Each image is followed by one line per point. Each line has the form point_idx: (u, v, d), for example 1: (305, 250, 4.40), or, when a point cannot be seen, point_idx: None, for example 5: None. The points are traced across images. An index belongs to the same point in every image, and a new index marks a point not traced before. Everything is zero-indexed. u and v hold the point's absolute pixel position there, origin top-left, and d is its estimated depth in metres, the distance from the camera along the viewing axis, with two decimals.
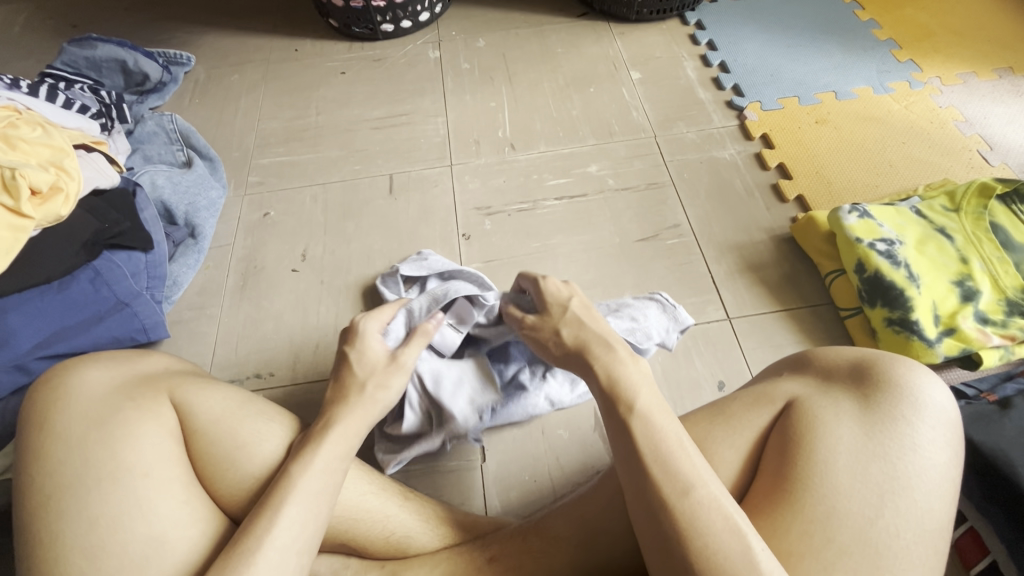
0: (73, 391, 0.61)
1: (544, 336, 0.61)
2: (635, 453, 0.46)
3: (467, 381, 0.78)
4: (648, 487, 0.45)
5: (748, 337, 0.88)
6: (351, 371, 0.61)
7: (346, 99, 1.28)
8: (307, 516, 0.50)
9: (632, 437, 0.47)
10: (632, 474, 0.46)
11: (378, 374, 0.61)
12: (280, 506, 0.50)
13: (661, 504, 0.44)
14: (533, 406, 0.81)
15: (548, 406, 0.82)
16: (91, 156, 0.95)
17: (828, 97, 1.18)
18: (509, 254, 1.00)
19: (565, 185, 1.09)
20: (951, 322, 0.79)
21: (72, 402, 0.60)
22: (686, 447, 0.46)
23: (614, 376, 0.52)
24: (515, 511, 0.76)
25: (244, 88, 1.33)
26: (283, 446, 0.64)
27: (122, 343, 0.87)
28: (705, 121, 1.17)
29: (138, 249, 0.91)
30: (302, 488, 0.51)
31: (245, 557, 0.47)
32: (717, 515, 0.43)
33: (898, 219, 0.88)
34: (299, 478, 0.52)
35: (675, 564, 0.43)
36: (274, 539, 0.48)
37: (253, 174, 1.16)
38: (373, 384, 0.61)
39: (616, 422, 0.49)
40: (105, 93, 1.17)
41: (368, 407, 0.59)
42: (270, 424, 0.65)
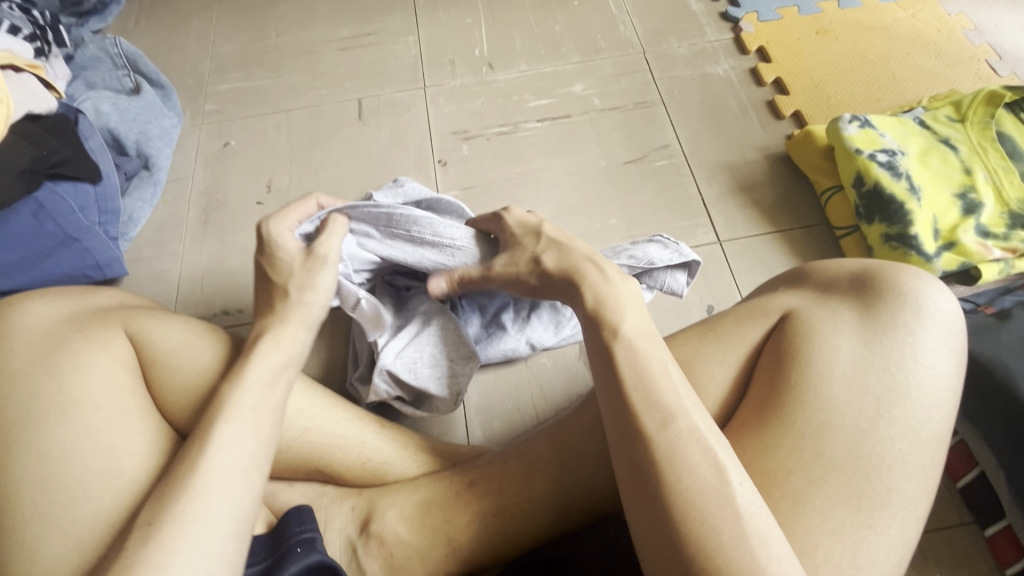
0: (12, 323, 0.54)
1: (517, 271, 0.59)
2: (614, 379, 0.43)
3: (430, 334, 0.71)
4: (626, 416, 0.41)
5: (739, 259, 0.85)
6: (271, 280, 0.57)
7: (308, 19, 1.17)
8: (249, 433, 0.46)
9: (614, 363, 0.43)
10: (611, 404, 0.43)
11: (298, 276, 0.57)
12: (215, 426, 0.45)
13: (637, 435, 0.41)
14: (513, 348, 0.76)
15: (529, 349, 0.77)
16: (21, 78, 0.85)
17: (830, 6, 1.09)
18: (488, 180, 0.94)
19: (547, 106, 1.01)
20: (951, 236, 0.75)
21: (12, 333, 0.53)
22: (670, 374, 0.42)
23: (601, 298, 0.48)
24: (498, 441, 0.75)
25: (195, 9, 1.21)
26: None
27: (76, 280, 0.82)
28: (698, 35, 1.08)
29: (85, 180, 0.84)
30: (237, 405, 0.46)
31: (182, 484, 0.42)
32: (696, 447, 0.39)
33: (900, 131, 0.83)
34: (232, 398, 0.47)
35: (648, 496, 0.40)
36: (211, 461, 0.43)
37: (210, 102, 1.07)
38: (296, 287, 0.56)
39: (600, 347, 0.45)
40: (39, 13, 1.02)
41: (299, 312, 0.55)
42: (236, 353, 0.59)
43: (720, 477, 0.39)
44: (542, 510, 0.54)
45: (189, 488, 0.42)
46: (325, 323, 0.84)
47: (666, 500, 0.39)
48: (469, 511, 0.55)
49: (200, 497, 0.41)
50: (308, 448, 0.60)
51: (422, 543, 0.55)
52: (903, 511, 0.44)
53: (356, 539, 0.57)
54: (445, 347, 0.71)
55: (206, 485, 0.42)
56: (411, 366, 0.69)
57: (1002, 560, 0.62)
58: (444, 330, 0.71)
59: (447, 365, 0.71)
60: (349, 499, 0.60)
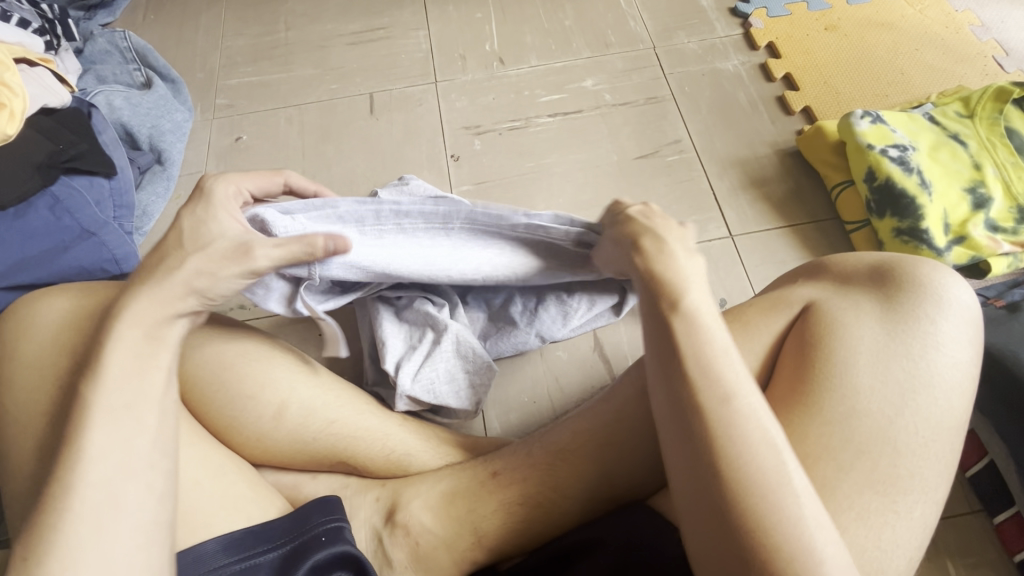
0: (35, 318, 0.54)
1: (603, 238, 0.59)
2: (674, 352, 0.43)
3: (444, 353, 0.71)
4: (683, 390, 0.42)
5: (751, 254, 0.86)
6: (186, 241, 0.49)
7: (318, 13, 1.17)
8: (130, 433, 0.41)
9: (674, 335, 0.44)
10: (669, 377, 0.43)
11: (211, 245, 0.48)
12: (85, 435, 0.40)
13: (694, 408, 0.41)
14: (523, 342, 0.77)
15: (538, 342, 0.77)
16: (36, 71, 0.85)
17: (839, 2, 1.10)
18: (500, 175, 0.95)
19: (558, 101, 1.02)
20: (962, 230, 0.76)
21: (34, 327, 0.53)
22: (729, 352, 0.43)
23: (654, 267, 0.49)
24: (516, 432, 0.76)
25: (203, 3, 1.20)
26: (281, 364, 0.61)
27: (93, 276, 0.80)
28: (708, 30, 1.09)
29: (100, 175, 0.84)
30: (106, 405, 0.41)
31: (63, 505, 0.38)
32: (752, 426, 0.40)
33: (910, 126, 0.84)
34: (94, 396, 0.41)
35: (700, 473, 0.40)
36: (88, 476, 0.38)
37: (221, 96, 1.07)
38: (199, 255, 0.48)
39: (657, 318, 0.45)
40: (47, 6, 1.01)
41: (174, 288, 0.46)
42: (258, 344, 0.61)
43: (774, 458, 0.40)
44: (572, 495, 0.55)
45: (75, 503, 0.38)
46: (341, 317, 0.84)
47: (721, 475, 0.40)
48: (495, 500, 0.57)
49: (84, 515, 0.37)
50: (334, 439, 0.62)
51: (450, 531, 0.57)
52: (922, 493, 0.46)
53: (382, 528, 0.59)
54: (462, 364, 0.72)
55: (98, 496, 0.38)
56: (430, 387, 0.70)
57: (1009, 549, 0.64)
58: (459, 350, 0.72)
59: (464, 379, 0.72)
60: (374, 489, 0.62)
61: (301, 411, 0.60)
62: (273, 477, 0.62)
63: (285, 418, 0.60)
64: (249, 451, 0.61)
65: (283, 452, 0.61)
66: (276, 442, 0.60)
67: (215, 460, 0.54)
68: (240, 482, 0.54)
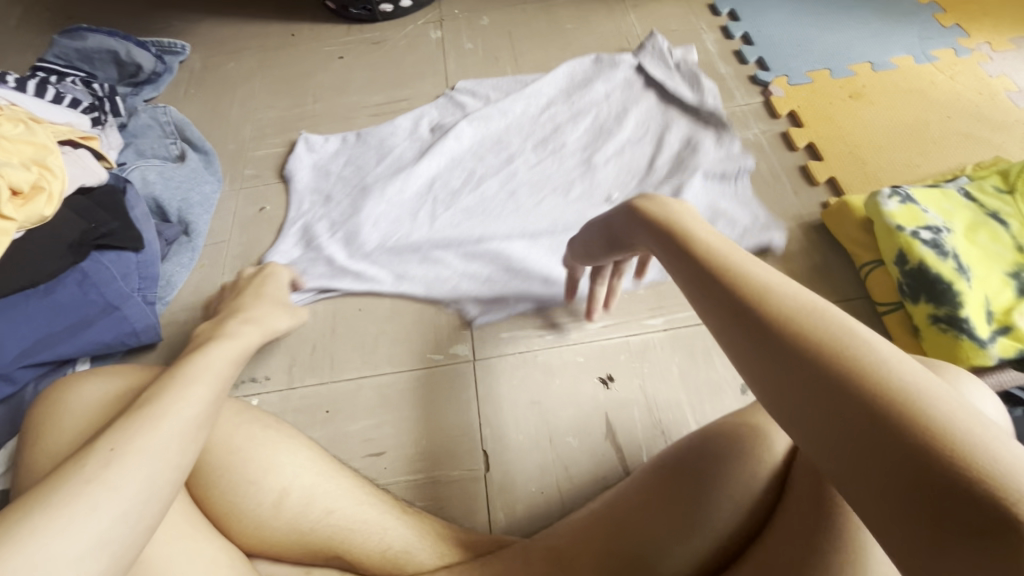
0: (70, 403, 0.58)
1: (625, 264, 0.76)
2: (829, 388, 0.30)
3: (665, 176, 0.98)
4: (826, 370, 0.31)
5: None
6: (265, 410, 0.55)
7: (344, 86, 1.22)
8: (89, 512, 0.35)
9: (791, 347, 0.33)
10: (800, 420, 0.31)
11: (558, 222, 0.96)
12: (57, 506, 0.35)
13: (882, 414, 0.28)
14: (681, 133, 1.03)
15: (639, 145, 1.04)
16: (78, 152, 0.91)
17: (863, 69, 1.08)
18: (519, 245, 0.94)
19: (575, 179, 1.01)
20: (1006, 319, 0.71)
21: (68, 415, 0.57)
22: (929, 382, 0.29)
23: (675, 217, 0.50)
24: (522, 527, 0.71)
25: (241, 78, 1.27)
26: (303, 461, 0.61)
27: (113, 349, 0.82)
28: (727, 99, 1.08)
29: (128, 249, 0.87)
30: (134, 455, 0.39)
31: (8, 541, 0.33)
32: (936, 396, 0.28)
33: (944, 204, 0.80)
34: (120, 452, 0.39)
35: (895, 467, 0.27)
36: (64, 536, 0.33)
37: (249, 166, 1.11)
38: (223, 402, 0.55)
39: (815, 409, 0.31)
40: (99, 86, 1.12)
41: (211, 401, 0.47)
42: (277, 447, 0.60)
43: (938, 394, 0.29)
44: None
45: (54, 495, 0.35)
46: (352, 391, 0.83)
47: (905, 427, 0.27)
48: None
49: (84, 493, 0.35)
50: (332, 532, 0.60)
51: None
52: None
53: None
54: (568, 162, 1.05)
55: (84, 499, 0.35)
56: (654, 142, 1.03)
57: None
58: (613, 172, 1.01)
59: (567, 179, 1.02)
60: None
61: (301, 498, 0.60)
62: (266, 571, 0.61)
63: (282, 510, 0.59)
64: (247, 542, 0.60)
65: (280, 543, 0.60)
66: (274, 531, 0.59)
67: (209, 558, 0.54)
68: None
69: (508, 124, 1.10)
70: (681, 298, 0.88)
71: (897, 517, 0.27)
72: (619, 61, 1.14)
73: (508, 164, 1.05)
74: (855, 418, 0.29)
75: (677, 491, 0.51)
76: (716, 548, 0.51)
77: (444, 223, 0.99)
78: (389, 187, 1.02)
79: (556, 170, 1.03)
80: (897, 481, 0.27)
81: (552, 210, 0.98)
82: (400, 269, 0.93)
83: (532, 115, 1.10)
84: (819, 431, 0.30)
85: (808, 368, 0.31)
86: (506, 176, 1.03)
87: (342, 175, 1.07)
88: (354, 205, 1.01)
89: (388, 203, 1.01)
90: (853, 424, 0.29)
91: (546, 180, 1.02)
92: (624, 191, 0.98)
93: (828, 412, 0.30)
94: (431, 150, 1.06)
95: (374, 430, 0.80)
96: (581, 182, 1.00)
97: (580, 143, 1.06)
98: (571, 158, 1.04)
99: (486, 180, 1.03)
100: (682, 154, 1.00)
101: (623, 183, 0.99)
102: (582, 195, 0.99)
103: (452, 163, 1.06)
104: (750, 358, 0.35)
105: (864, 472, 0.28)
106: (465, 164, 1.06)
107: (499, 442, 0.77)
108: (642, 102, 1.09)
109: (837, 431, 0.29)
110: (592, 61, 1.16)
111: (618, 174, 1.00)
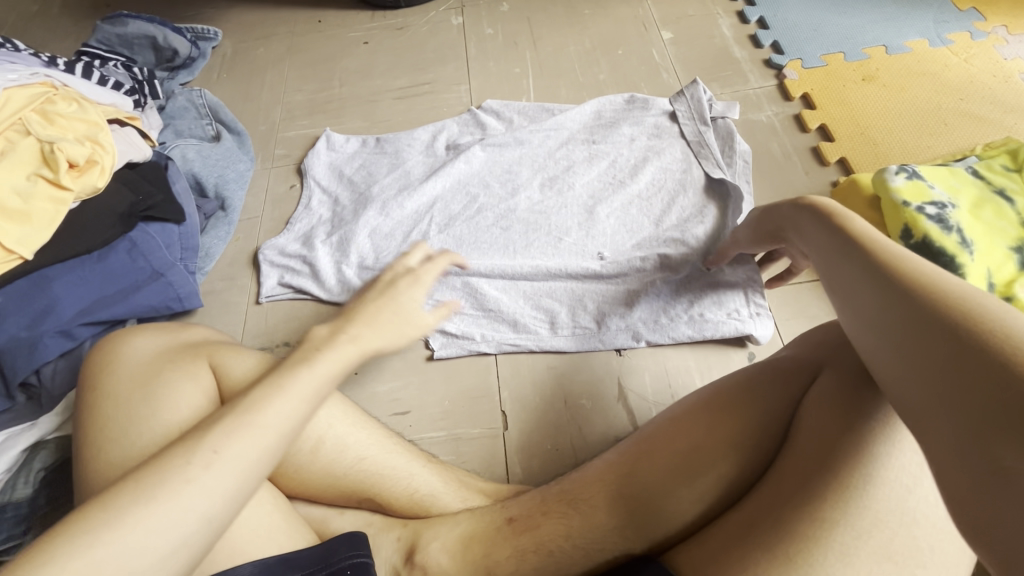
0: (126, 356, 0.64)
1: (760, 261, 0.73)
2: (913, 323, 0.37)
3: (670, 197, 0.96)
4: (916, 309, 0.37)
5: (781, 307, 0.86)
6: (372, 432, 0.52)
7: (368, 70, 1.27)
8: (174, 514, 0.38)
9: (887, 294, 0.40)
10: (891, 352, 0.38)
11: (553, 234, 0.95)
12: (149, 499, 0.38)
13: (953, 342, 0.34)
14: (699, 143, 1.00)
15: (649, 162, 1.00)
16: (125, 130, 0.97)
17: (877, 52, 1.10)
18: (537, 217, 0.97)
19: (592, 170, 1.01)
20: (1007, 291, 0.74)
21: (125, 364, 0.63)
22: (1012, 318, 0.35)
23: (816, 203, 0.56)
24: (538, 481, 0.76)
25: (270, 63, 1.32)
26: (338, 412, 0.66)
27: (159, 313, 0.88)
28: (741, 82, 1.10)
29: (171, 221, 0.93)
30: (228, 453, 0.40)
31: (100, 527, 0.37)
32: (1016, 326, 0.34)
33: (950, 181, 0.82)
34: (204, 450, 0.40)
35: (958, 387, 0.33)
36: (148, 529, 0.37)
37: (279, 146, 1.17)
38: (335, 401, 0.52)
39: (902, 336, 0.38)
40: (138, 70, 1.18)
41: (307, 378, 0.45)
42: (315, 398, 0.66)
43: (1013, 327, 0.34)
44: (595, 543, 0.56)
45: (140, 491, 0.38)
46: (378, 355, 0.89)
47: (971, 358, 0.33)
48: (509, 546, 0.59)
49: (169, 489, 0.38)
50: (364, 476, 0.65)
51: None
52: (943, 563, 0.45)
53: (401, 568, 0.62)
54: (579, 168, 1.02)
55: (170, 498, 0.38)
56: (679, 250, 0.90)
57: None
58: (616, 198, 0.97)
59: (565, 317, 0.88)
60: (395, 529, 0.65)
61: (335, 444, 0.65)
62: (304, 509, 0.67)
63: (319, 454, 0.64)
64: (286, 483, 0.65)
65: (316, 485, 0.65)
66: (311, 476, 0.64)
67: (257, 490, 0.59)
68: (275, 514, 0.60)
69: (522, 155, 1.05)
70: (649, 321, 0.85)
71: (958, 418, 0.33)
72: (652, 104, 1.06)
73: (519, 170, 1.03)
74: (927, 341, 0.36)
75: (683, 440, 0.55)
76: (722, 493, 0.54)
77: (439, 232, 0.98)
78: (392, 202, 1.01)
79: (557, 182, 1.00)
80: (956, 385, 0.33)
81: (549, 249, 0.93)
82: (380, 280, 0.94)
83: (550, 149, 1.05)
84: (904, 354, 0.37)
85: (900, 304, 0.38)
86: (504, 212, 0.99)
87: (353, 179, 1.08)
88: (354, 213, 1.02)
89: (387, 218, 1.00)
90: (923, 344, 0.36)
91: (546, 207, 0.98)
92: (620, 232, 0.94)
93: (907, 344, 0.37)
94: (440, 171, 1.04)
95: (399, 391, 0.85)
96: (580, 199, 0.98)
97: (590, 154, 1.03)
98: (578, 170, 1.01)
99: (493, 186, 1.01)
100: (688, 222, 0.93)
101: (626, 203, 0.97)
102: (581, 216, 0.96)
103: (457, 186, 1.03)
104: (854, 302, 0.43)
105: (935, 390, 0.34)
106: (465, 172, 1.04)
107: (517, 404, 0.82)
108: (668, 150, 1.01)
109: (912, 353, 0.37)
110: (626, 99, 1.08)
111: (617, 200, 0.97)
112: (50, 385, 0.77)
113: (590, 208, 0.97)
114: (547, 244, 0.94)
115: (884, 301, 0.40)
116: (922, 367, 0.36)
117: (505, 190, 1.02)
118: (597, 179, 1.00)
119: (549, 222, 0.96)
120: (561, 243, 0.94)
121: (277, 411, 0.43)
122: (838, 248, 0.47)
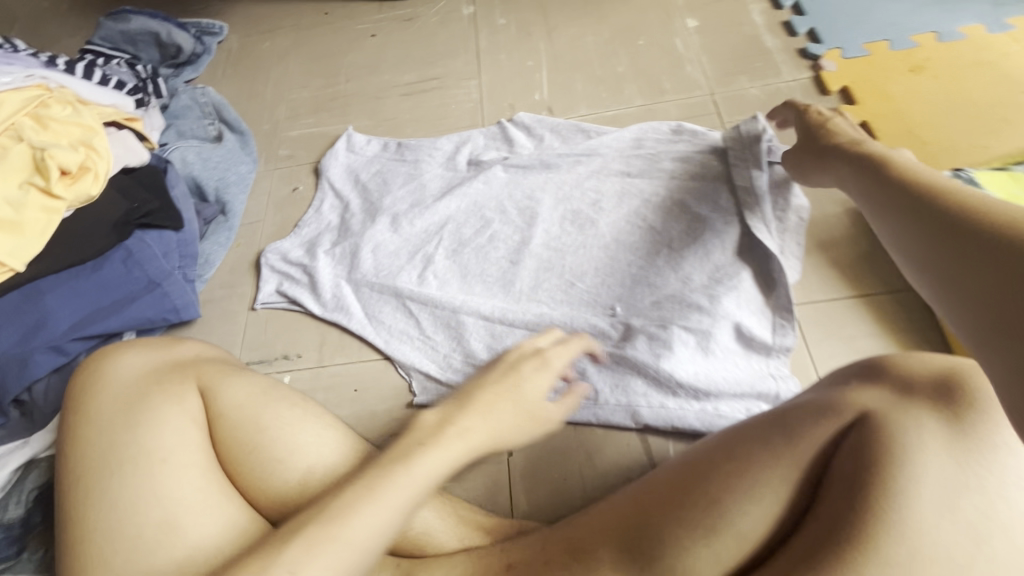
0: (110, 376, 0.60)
1: None
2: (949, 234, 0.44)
3: (702, 243, 0.84)
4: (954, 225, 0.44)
5: (813, 325, 0.79)
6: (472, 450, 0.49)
7: (375, 65, 1.21)
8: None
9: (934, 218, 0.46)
10: (933, 261, 0.44)
11: (567, 274, 0.86)
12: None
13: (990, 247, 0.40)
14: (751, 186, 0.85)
15: (686, 197, 0.89)
16: (121, 134, 0.94)
17: (927, 39, 0.99)
18: (551, 227, 0.92)
19: (615, 195, 0.92)
20: None
21: (107, 387, 0.58)
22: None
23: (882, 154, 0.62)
24: (544, 512, 0.72)
25: (275, 58, 1.28)
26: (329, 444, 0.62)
27: (156, 324, 0.86)
28: (773, 75, 1.01)
29: (169, 228, 0.90)
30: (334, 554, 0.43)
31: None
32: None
33: (1012, 188, 0.74)
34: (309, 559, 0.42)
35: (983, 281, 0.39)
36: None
37: (283, 146, 1.13)
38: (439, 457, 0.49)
39: (943, 247, 0.44)
40: (142, 68, 1.15)
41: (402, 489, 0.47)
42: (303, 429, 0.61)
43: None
44: None
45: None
46: (379, 371, 0.85)
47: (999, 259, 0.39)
48: None
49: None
50: None
51: None
52: None
53: None
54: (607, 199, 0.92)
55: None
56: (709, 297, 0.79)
57: None
58: (644, 228, 0.88)
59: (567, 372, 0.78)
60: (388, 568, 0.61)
61: None
62: None
63: None
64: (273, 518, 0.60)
65: (304, 521, 0.61)
66: None
67: None
68: None
69: (548, 180, 0.96)
70: (654, 403, 0.74)
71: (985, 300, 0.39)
72: (702, 139, 0.94)
73: (541, 199, 0.94)
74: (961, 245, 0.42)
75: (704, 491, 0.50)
76: (738, 554, 0.48)
77: (443, 261, 0.91)
78: (403, 216, 0.96)
79: (580, 215, 0.92)
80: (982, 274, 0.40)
81: (565, 296, 0.85)
82: (372, 309, 0.89)
83: (579, 177, 0.95)
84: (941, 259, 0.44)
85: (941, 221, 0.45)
86: (518, 244, 0.91)
87: (367, 185, 1.03)
88: (362, 224, 0.97)
89: (395, 235, 0.95)
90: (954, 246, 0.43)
91: (567, 245, 0.90)
92: (642, 277, 0.84)
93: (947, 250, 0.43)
94: (455, 189, 0.97)
95: (400, 410, 0.81)
96: (602, 235, 0.89)
97: (623, 185, 0.93)
98: (607, 203, 0.92)
99: (510, 217, 0.94)
100: (719, 284, 0.80)
101: (657, 241, 0.86)
102: (605, 255, 0.87)
103: (471, 208, 0.96)
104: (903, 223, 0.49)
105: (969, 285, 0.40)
106: (480, 198, 0.97)
107: None
108: (708, 186, 0.88)
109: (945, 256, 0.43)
110: (672, 129, 0.96)
111: (645, 241, 0.87)
112: (42, 402, 0.75)
113: (614, 245, 0.88)
114: (561, 286, 0.86)
115: (927, 224, 0.46)
116: (958, 269, 0.42)
117: (517, 221, 0.93)
118: (626, 210, 0.91)
119: (566, 265, 0.87)
120: (579, 285, 0.85)
121: (368, 521, 0.44)
122: (896, 200, 0.51)
